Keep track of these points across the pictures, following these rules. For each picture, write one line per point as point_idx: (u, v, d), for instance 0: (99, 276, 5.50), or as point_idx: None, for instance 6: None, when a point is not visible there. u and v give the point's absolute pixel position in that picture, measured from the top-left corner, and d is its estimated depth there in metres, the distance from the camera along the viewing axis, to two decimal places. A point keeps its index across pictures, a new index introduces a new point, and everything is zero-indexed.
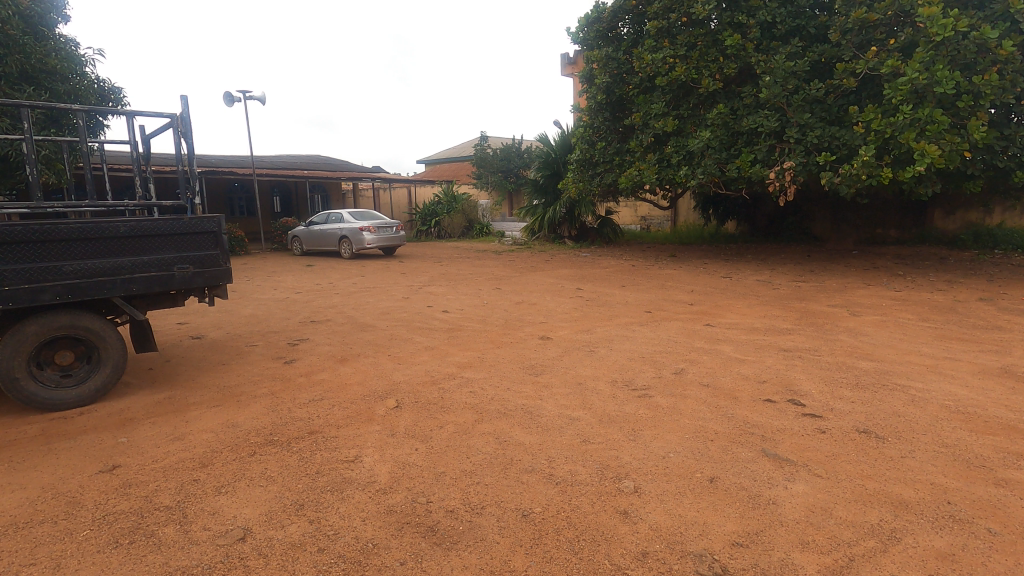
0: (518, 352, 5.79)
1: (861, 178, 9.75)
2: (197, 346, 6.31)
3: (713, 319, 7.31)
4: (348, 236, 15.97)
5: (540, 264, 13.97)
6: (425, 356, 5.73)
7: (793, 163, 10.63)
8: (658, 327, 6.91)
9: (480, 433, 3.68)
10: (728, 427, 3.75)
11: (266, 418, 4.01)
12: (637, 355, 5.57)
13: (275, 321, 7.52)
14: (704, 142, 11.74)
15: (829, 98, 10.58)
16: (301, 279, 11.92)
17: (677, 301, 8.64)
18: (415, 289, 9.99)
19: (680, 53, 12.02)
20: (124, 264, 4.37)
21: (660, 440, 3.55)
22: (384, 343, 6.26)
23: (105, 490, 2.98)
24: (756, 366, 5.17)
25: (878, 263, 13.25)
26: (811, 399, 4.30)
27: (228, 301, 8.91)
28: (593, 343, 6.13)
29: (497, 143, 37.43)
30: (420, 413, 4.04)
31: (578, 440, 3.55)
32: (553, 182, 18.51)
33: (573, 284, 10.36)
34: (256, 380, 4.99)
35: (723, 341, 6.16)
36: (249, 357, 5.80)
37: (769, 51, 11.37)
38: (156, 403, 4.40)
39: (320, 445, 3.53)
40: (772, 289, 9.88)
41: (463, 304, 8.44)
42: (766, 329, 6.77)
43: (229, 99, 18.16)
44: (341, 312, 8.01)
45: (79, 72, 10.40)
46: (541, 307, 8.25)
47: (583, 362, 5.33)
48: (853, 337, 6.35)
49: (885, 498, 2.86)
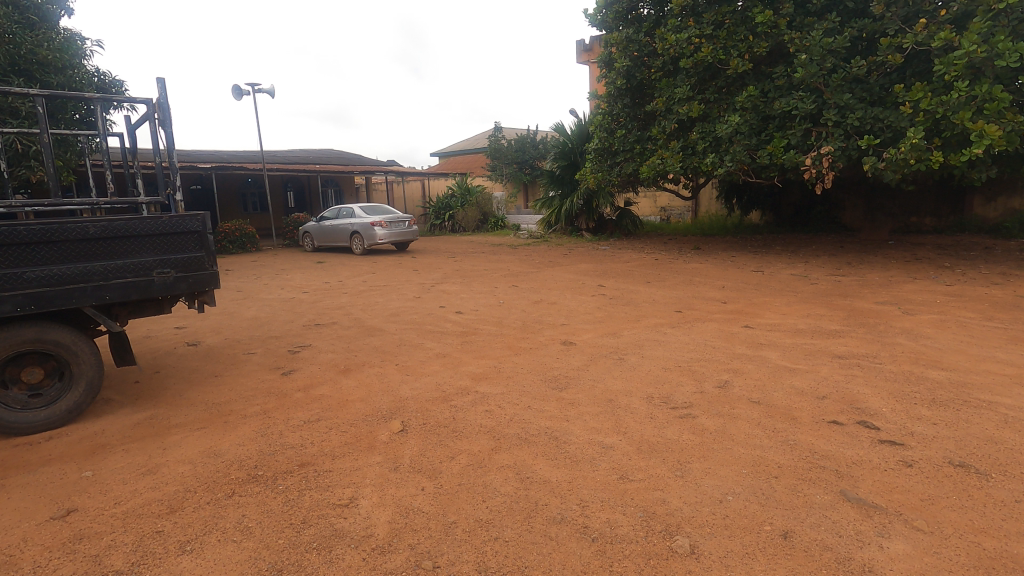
0: (539, 360, 5.23)
1: (908, 163, 8.96)
2: (192, 353, 5.85)
3: (753, 320, 6.66)
4: (359, 231, 15.51)
5: (558, 259, 13.38)
6: (436, 366, 5.18)
7: (831, 147, 9.81)
8: (691, 330, 6.28)
9: (498, 467, 3.12)
10: (793, 460, 3.15)
11: (254, 445, 3.51)
12: (672, 364, 4.97)
13: (277, 325, 7.04)
14: (733, 127, 11.01)
15: (871, 76, 9.80)
16: (309, 277, 11.50)
17: (708, 299, 8.00)
18: (428, 288, 9.47)
19: (706, 32, 11.32)
20: (96, 269, 3.89)
21: (714, 478, 2.96)
22: (392, 351, 5.74)
23: (51, 546, 2.49)
24: (811, 378, 4.53)
25: (919, 253, 12.41)
26: (885, 420, 3.68)
27: (231, 305, 8.50)
28: (621, 349, 5.54)
29: (513, 134, 36.86)
30: (428, 439, 3.52)
31: (616, 477, 2.98)
32: (570, 173, 17.86)
33: (594, 280, 9.77)
34: (249, 396, 4.50)
35: (767, 346, 5.53)
36: (244, 367, 5.32)
37: (803, 28, 10.60)
38: (135, 426, 3.92)
39: (311, 482, 3.02)
40: (810, 284, 9.17)
41: (477, 304, 7.89)
42: (812, 331, 6.10)
43: (237, 92, 17.89)
44: (348, 314, 7.51)
45: (76, 63, 10.04)
46: (561, 307, 7.68)
47: (612, 374, 4.74)
48: (913, 340, 5.68)
49: (1014, 565, 2.25)
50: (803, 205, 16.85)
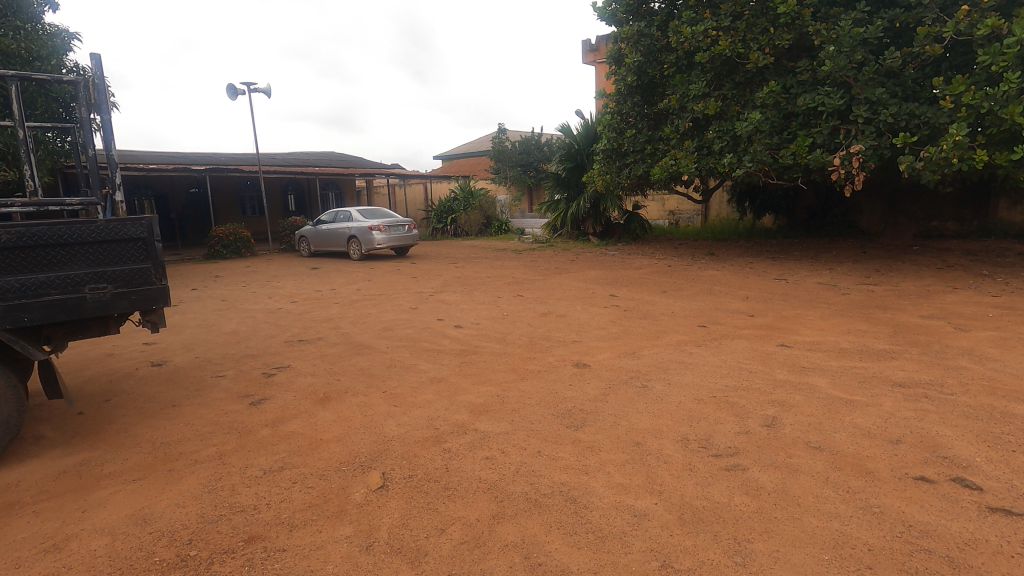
0: (548, 388, 4.52)
1: (949, 163, 8.23)
2: (154, 376, 5.15)
3: (788, 338, 5.92)
4: (357, 236, 14.85)
5: (565, 265, 12.68)
6: (430, 394, 4.46)
7: (862, 146, 9.10)
8: (720, 349, 5.55)
9: (501, 548, 2.41)
10: (885, 538, 2.42)
11: (194, 507, 2.81)
12: (705, 394, 4.25)
13: (257, 341, 6.35)
14: (753, 125, 10.30)
15: (906, 70, 9.09)
16: (301, 284, 10.81)
17: (733, 311, 7.26)
18: (425, 297, 8.76)
19: (724, 24, 10.61)
20: (12, 284, 3.19)
21: (789, 569, 2.23)
22: (380, 373, 5.04)
23: None
24: (875, 415, 3.79)
25: (950, 260, 11.65)
26: (984, 475, 2.95)
27: (212, 317, 7.83)
28: (642, 373, 4.82)
29: (516, 136, 36.16)
30: (412, 501, 2.80)
31: (656, 566, 2.26)
32: (576, 175, 17.16)
33: (605, 289, 9.06)
34: (206, 433, 3.80)
35: (811, 371, 4.80)
36: (210, 393, 4.62)
37: (829, 19, 9.88)
38: (60, 475, 3.23)
39: (258, 569, 2.31)
40: (841, 294, 8.43)
41: (479, 317, 7.19)
42: (859, 351, 5.36)
43: (233, 92, 17.25)
44: (336, 329, 6.80)
45: (46, 56, 9.46)
46: (571, 320, 6.96)
47: (636, 406, 4.00)
48: (979, 363, 4.94)
49: None
50: (819, 208, 16.11)
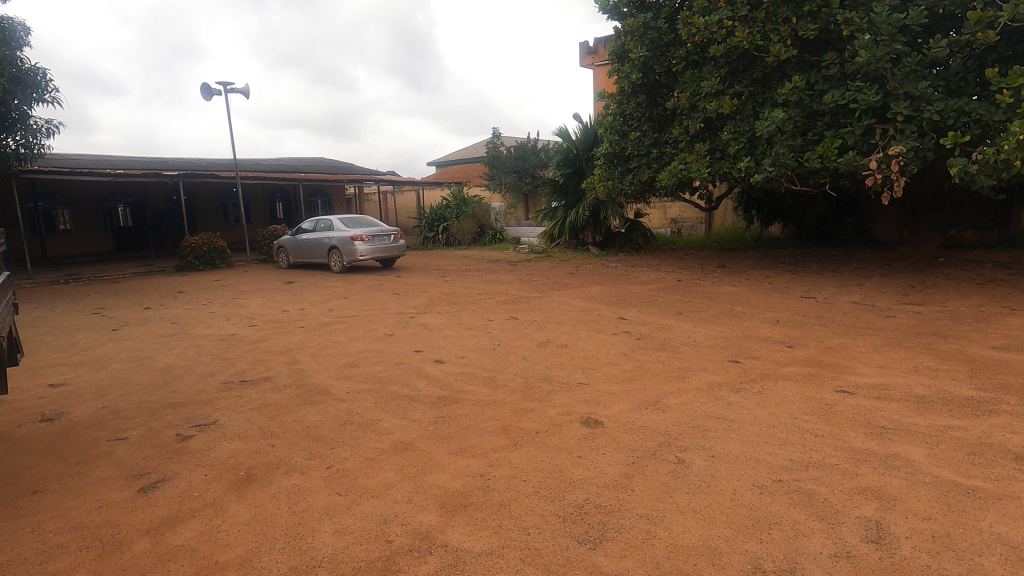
0: (550, 462, 3.33)
1: (1009, 165, 7.16)
2: (37, 437, 3.96)
3: (845, 380, 4.76)
4: (338, 246, 13.67)
5: (564, 278, 11.56)
6: (390, 473, 3.27)
7: (902, 147, 8.03)
8: (766, 397, 4.40)
9: None
10: None
11: None
12: (766, 476, 3.08)
13: (189, 382, 5.15)
14: (775, 124, 9.22)
15: (953, 60, 8.02)
16: (269, 302, 9.63)
17: (766, 341, 6.11)
18: (404, 321, 7.58)
19: (740, 13, 9.50)
20: None
21: None
22: (329, 435, 3.85)
23: None
24: (1018, 518, 2.64)
25: (987, 273, 10.58)
26: None
27: (148, 347, 6.62)
28: (675, 436, 3.66)
29: (511, 143, 35.19)
30: None
31: None
32: (574, 181, 16.02)
33: (612, 310, 7.92)
34: (52, 550, 2.60)
35: (895, 434, 3.63)
36: (94, 469, 3.42)
37: (859, 7, 8.85)
38: None
39: None
40: (884, 316, 7.31)
41: (464, 348, 6.03)
42: (941, 400, 4.23)
43: (207, 92, 16.09)
44: (290, 365, 5.60)
45: None
46: (575, 352, 5.80)
47: (675, 501, 2.83)
48: None
49: None
50: (833, 216, 15.04)
